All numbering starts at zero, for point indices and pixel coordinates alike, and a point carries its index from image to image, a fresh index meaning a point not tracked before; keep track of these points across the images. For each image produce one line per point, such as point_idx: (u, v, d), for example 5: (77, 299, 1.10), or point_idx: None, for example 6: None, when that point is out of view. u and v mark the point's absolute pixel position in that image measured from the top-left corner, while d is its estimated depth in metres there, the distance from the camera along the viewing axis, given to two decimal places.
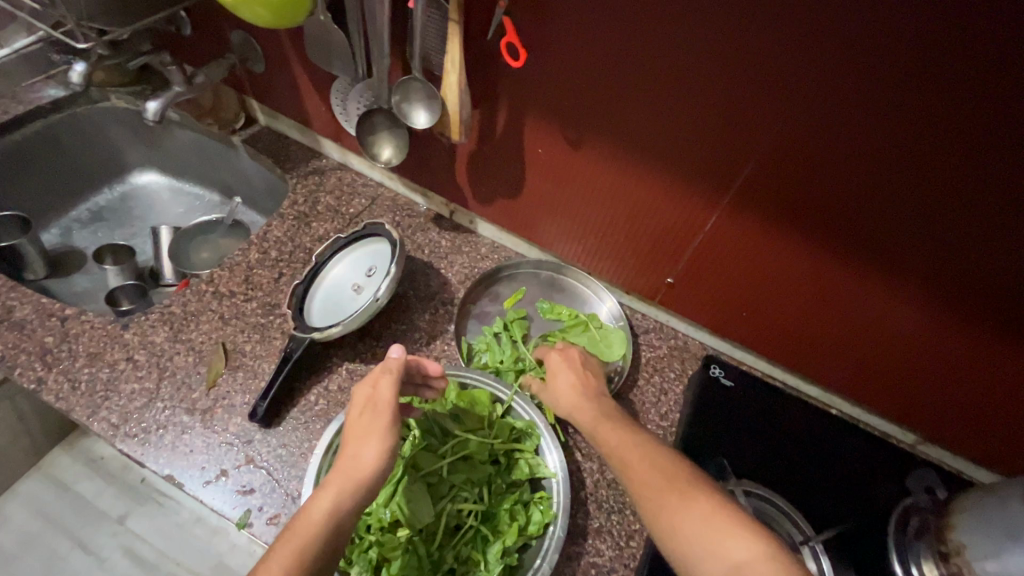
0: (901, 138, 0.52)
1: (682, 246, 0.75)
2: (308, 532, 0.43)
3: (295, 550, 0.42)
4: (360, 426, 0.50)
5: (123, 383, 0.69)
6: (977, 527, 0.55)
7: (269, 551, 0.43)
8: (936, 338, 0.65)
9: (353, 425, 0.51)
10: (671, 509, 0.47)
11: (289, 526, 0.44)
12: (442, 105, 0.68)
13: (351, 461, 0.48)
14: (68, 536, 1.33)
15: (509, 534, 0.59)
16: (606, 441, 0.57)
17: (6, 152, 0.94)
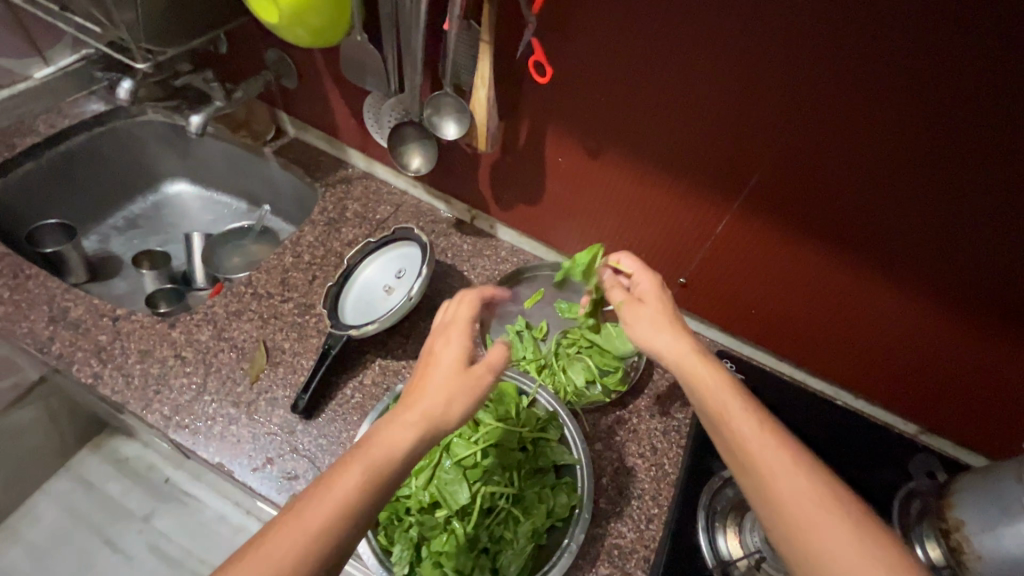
0: (902, 144, 0.57)
1: (695, 247, 0.80)
2: (386, 465, 0.45)
3: (373, 475, 0.45)
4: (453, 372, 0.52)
5: (172, 378, 0.74)
6: (977, 504, 0.59)
7: (346, 464, 0.45)
8: (939, 332, 0.69)
9: (457, 373, 0.52)
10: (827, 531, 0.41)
11: (368, 446, 0.46)
12: (472, 118, 0.73)
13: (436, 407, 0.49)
14: (97, 534, 1.38)
15: (538, 516, 0.63)
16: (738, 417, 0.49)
17: (51, 163, 1.00)
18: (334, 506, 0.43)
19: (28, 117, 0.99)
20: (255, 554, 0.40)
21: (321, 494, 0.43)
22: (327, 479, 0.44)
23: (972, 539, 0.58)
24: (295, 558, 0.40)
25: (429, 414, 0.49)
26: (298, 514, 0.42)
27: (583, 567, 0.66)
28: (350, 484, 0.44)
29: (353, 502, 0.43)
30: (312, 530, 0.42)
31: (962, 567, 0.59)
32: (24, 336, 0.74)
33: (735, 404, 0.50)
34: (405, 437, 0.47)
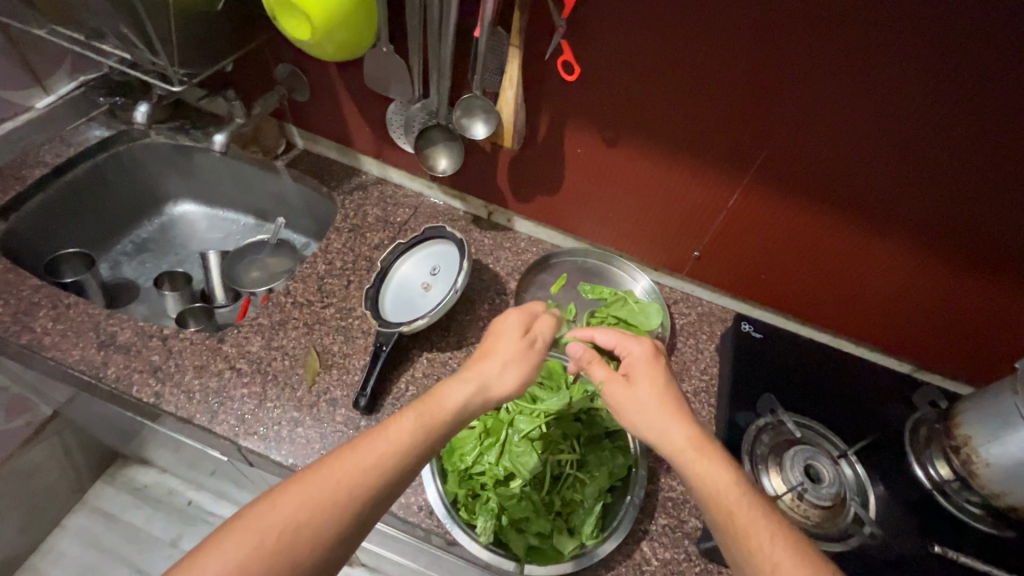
0: (896, 112, 0.66)
1: (708, 223, 0.87)
2: (436, 417, 0.53)
3: (423, 424, 0.52)
4: (511, 342, 0.61)
5: (233, 389, 0.76)
6: (977, 420, 0.68)
7: (401, 412, 0.53)
8: (928, 279, 0.79)
9: (514, 344, 0.61)
10: None
11: (425, 400, 0.54)
12: (499, 117, 0.79)
13: (490, 372, 0.58)
14: (125, 564, 1.35)
15: (602, 477, 0.69)
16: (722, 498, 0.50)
17: (62, 192, 0.99)
18: (385, 447, 0.49)
19: (33, 149, 0.98)
20: (311, 475, 0.47)
21: (376, 434, 0.51)
22: (383, 423, 0.51)
23: (980, 449, 0.67)
24: (345, 485, 0.47)
25: (483, 379, 0.57)
26: (353, 451, 0.49)
27: (643, 520, 0.72)
28: (403, 424, 0.51)
29: (400, 447, 0.50)
30: (363, 465, 0.48)
31: (973, 475, 0.69)
32: (78, 364, 0.75)
33: (748, 514, 0.49)
34: (463, 393, 0.56)
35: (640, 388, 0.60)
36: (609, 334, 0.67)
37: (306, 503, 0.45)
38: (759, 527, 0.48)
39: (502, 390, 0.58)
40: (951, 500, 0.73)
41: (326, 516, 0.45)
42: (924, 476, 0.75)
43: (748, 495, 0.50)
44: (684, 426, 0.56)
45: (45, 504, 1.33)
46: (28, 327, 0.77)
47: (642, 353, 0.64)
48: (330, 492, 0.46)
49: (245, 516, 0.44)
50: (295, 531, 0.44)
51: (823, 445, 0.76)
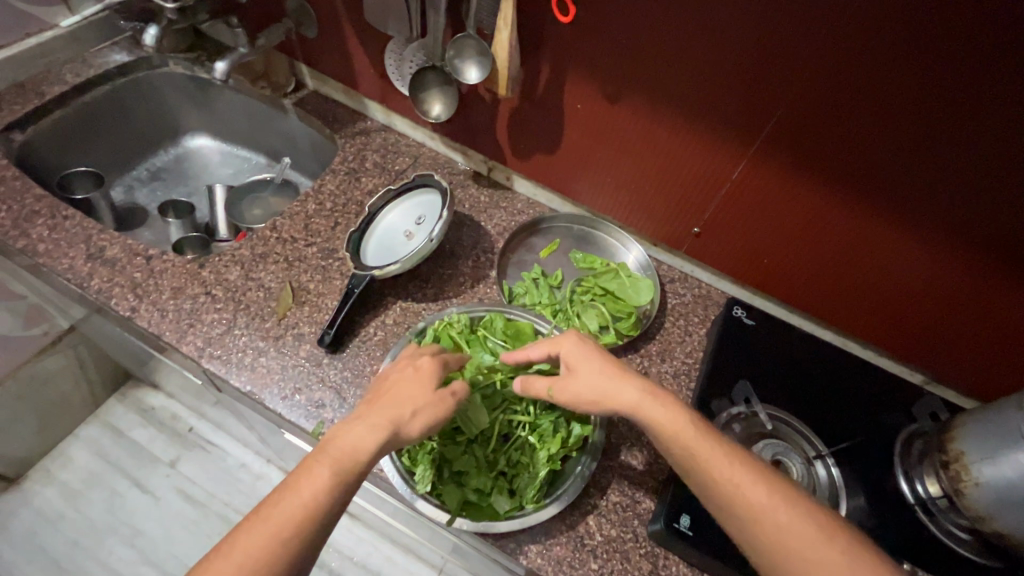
0: (921, 84, 0.59)
1: (710, 196, 0.81)
2: (351, 467, 0.51)
3: (338, 472, 0.51)
4: (423, 390, 0.58)
5: (204, 313, 0.77)
6: (974, 434, 0.61)
7: (312, 466, 0.51)
8: (946, 280, 0.72)
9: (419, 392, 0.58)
10: (768, 520, 0.49)
11: (337, 449, 0.52)
12: (493, 61, 0.75)
13: (399, 413, 0.56)
14: (126, 476, 1.44)
15: (553, 443, 0.66)
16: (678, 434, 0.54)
17: (79, 113, 1.02)
18: (299, 507, 0.48)
19: (55, 67, 1.01)
20: (225, 551, 0.46)
21: (288, 494, 0.49)
22: (296, 479, 0.50)
23: (971, 466, 0.61)
24: (258, 555, 0.45)
25: (393, 421, 0.55)
26: (267, 516, 0.47)
27: (593, 494, 0.69)
28: (317, 478, 0.50)
29: (312, 505, 0.48)
30: (279, 529, 0.47)
31: (959, 494, 0.62)
32: (65, 272, 0.78)
33: (711, 449, 0.53)
34: (374, 439, 0.53)
35: (586, 373, 0.59)
36: (539, 347, 0.63)
37: None
38: (723, 459, 0.52)
39: (415, 434, 0.56)
40: (934, 519, 0.67)
41: None
42: (908, 491, 0.69)
43: (707, 432, 0.54)
44: (631, 381, 0.58)
45: (60, 412, 1.42)
46: (25, 233, 0.80)
47: (574, 346, 0.61)
48: (238, 569, 0.44)
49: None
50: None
51: (799, 444, 0.71)
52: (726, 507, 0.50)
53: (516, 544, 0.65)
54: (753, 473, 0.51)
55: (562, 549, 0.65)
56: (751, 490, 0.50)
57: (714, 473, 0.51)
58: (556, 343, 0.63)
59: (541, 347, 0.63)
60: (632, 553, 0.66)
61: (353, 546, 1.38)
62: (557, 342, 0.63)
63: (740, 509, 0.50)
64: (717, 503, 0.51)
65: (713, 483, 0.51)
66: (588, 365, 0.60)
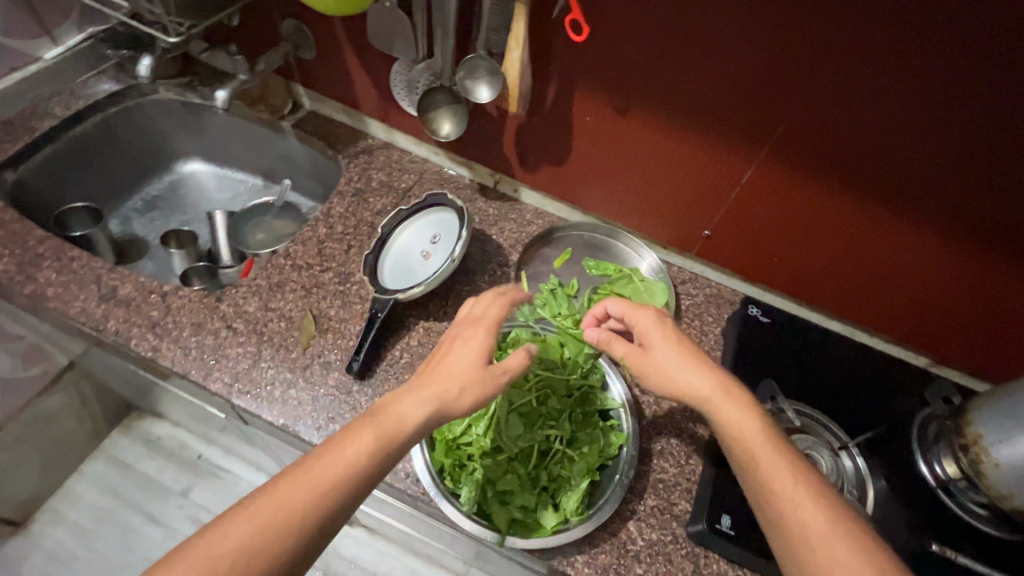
0: (926, 89, 0.61)
1: (720, 200, 0.83)
2: (392, 436, 0.51)
3: (381, 440, 0.51)
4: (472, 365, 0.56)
5: (228, 348, 0.76)
6: (991, 418, 0.65)
7: (359, 427, 0.51)
8: (949, 269, 0.75)
9: (468, 367, 0.56)
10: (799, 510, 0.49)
11: (383, 415, 0.52)
12: (505, 80, 0.76)
13: (449, 389, 0.54)
14: (138, 510, 1.41)
15: (591, 455, 0.68)
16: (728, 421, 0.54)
17: (71, 146, 0.99)
18: (340, 465, 0.49)
19: (42, 100, 0.98)
20: (267, 497, 0.47)
21: (331, 450, 0.50)
22: (339, 438, 0.50)
23: (989, 448, 0.64)
24: (296, 510, 0.46)
25: (441, 397, 0.54)
26: (309, 468, 0.48)
27: (631, 500, 0.71)
28: (362, 440, 0.50)
29: (353, 471, 0.49)
30: (320, 483, 0.48)
31: (980, 475, 0.65)
32: (79, 315, 0.76)
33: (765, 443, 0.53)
34: (421, 412, 0.53)
35: (656, 351, 0.58)
36: (618, 304, 0.64)
37: (255, 530, 0.45)
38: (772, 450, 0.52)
39: (460, 412, 0.55)
40: (954, 498, 0.70)
41: (280, 539, 0.45)
42: (928, 474, 0.72)
43: (771, 436, 0.53)
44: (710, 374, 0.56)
45: (64, 450, 1.38)
46: (32, 277, 0.78)
47: (648, 321, 0.61)
48: (278, 516, 0.46)
49: (195, 546, 0.44)
50: (247, 555, 0.44)
51: (824, 436, 0.73)
52: (761, 498, 0.51)
53: (562, 556, 0.66)
54: (814, 501, 0.49)
55: (606, 557, 0.67)
56: (789, 491, 0.50)
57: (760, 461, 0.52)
58: (626, 313, 0.63)
59: (621, 310, 0.63)
60: (674, 555, 0.68)
61: (376, 560, 1.39)
62: (631, 309, 0.63)
63: (772, 504, 0.50)
64: (765, 511, 0.50)
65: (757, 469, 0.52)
66: (665, 343, 0.59)
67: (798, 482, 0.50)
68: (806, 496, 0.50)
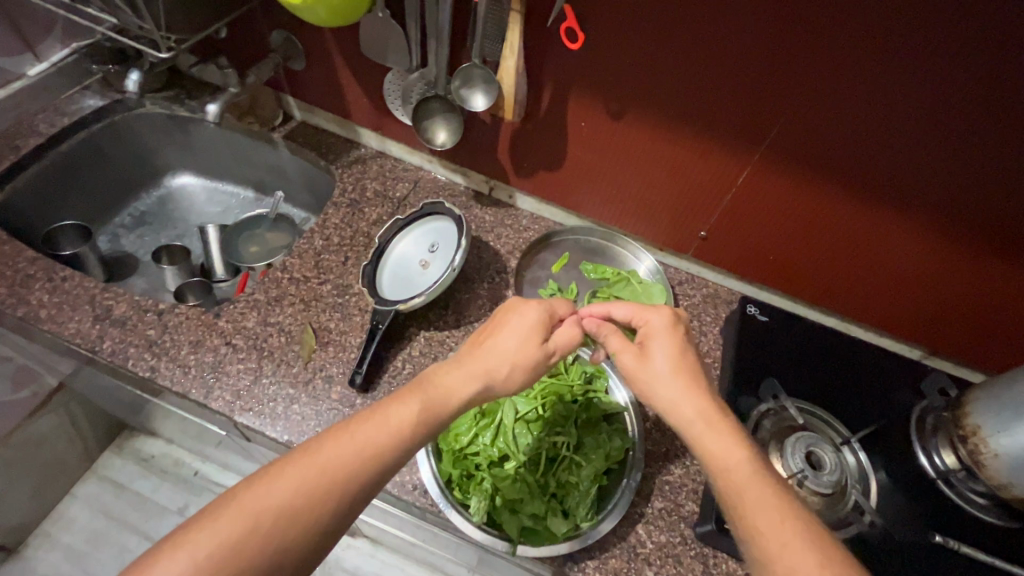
0: (916, 90, 0.62)
1: (716, 201, 0.84)
2: (441, 405, 0.52)
3: (426, 410, 0.51)
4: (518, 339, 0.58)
5: (228, 365, 0.76)
6: (988, 409, 0.66)
7: (405, 397, 0.51)
8: (941, 263, 0.77)
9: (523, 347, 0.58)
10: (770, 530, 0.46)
11: (429, 387, 0.53)
12: (499, 88, 0.78)
13: (498, 367, 0.56)
14: (134, 531, 1.38)
15: (598, 459, 0.68)
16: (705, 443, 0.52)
17: (57, 164, 0.97)
18: (386, 432, 0.49)
19: (26, 118, 0.97)
20: (309, 457, 0.46)
21: (375, 417, 0.49)
22: (384, 405, 0.50)
23: (989, 439, 0.65)
24: (342, 467, 0.46)
25: (490, 373, 0.56)
26: (352, 432, 0.48)
27: (639, 503, 0.71)
28: (410, 406, 0.51)
29: (399, 433, 0.49)
30: (363, 448, 0.47)
31: (980, 465, 0.67)
32: (74, 337, 0.75)
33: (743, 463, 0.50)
34: (468, 387, 0.54)
35: (656, 361, 0.57)
36: (626, 307, 0.64)
37: (297, 490, 0.44)
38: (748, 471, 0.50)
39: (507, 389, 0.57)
40: (955, 489, 0.71)
41: (321, 501, 0.45)
42: (928, 465, 0.72)
43: (761, 473, 0.50)
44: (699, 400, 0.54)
45: (56, 472, 1.35)
46: (24, 299, 0.77)
47: (658, 323, 0.60)
48: (322, 476, 0.45)
49: (239, 499, 0.43)
50: (287, 515, 0.43)
51: (826, 432, 0.75)
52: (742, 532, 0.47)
53: (573, 562, 0.66)
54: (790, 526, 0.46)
55: (617, 561, 0.67)
56: (778, 535, 0.45)
57: (734, 483, 0.49)
58: (636, 313, 0.63)
59: (630, 312, 0.63)
60: (684, 557, 0.68)
61: (379, 571, 1.38)
62: (642, 313, 0.62)
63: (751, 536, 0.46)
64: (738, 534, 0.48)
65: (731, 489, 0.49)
66: (666, 353, 0.58)
67: (780, 517, 0.46)
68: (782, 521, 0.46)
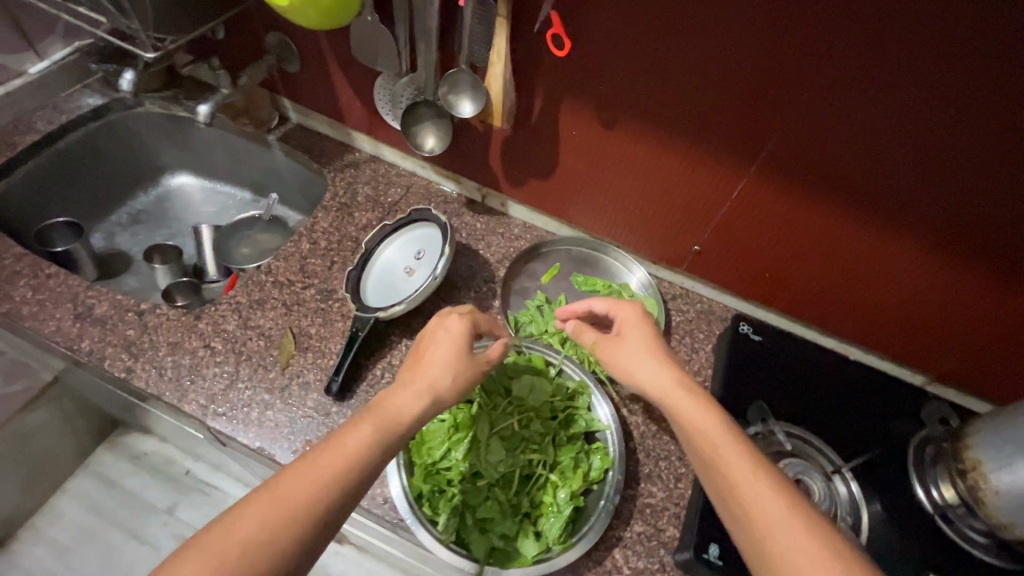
0: (915, 107, 0.60)
1: (710, 214, 0.82)
2: (393, 426, 0.53)
3: (380, 431, 0.52)
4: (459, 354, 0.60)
5: (204, 368, 0.75)
6: (990, 443, 0.62)
7: (357, 423, 0.52)
8: (943, 286, 0.74)
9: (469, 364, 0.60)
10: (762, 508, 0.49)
11: (379, 409, 0.54)
12: (487, 94, 0.76)
13: (443, 379, 0.58)
14: (122, 528, 1.38)
15: (575, 479, 0.66)
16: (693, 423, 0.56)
17: (53, 161, 0.98)
18: (344, 457, 0.49)
19: (25, 115, 0.97)
20: (268, 493, 0.46)
21: (331, 446, 0.50)
22: (339, 433, 0.51)
23: (989, 475, 0.62)
24: (305, 497, 0.46)
25: (435, 386, 0.57)
26: (309, 463, 0.48)
27: (618, 526, 0.69)
28: (361, 432, 0.51)
29: (352, 461, 0.49)
30: (322, 477, 0.48)
31: (980, 502, 0.63)
32: (53, 335, 0.74)
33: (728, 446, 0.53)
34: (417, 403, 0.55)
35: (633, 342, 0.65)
36: (603, 303, 0.71)
37: (260, 525, 0.44)
38: (733, 451, 0.53)
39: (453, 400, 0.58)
40: (953, 524, 0.68)
41: (286, 533, 0.44)
42: (926, 498, 0.70)
43: (752, 461, 0.52)
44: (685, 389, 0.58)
45: (47, 466, 1.36)
46: (8, 295, 0.77)
47: (631, 312, 0.68)
48: (284, 508, 0.45)
49: (201, 543, 0.43)
50: (255, 551, 0.43)
51: (817, 459, 0.72)
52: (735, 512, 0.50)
53: None
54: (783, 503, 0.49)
55: None
56: (762, 500, 0.49)
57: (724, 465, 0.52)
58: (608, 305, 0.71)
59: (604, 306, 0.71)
60: None
61: None
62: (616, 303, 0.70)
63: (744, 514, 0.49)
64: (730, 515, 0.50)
65: (721, 470, 0.52)
66: (638, 337, 0.65)
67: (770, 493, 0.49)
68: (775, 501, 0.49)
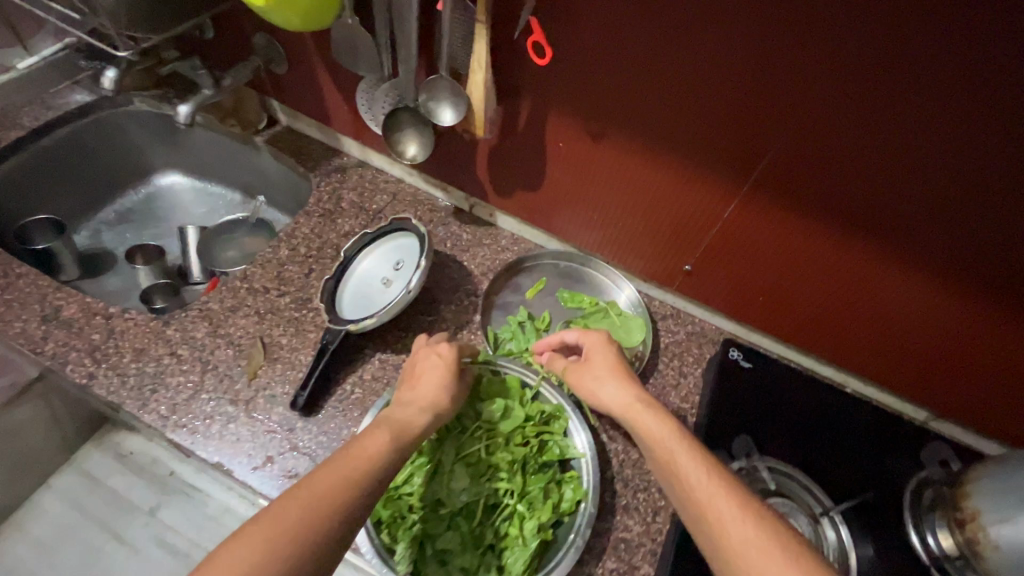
0: (916, 129, 0.56)
1: (700, 233, 0.78)
2: (408, 433, 0.55)
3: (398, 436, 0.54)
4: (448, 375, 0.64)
5: (168, 376, 0.72)
6: (991, 493, 0.58)
7: (372, 432, 0.53)
8: (946, 319, 0.69)
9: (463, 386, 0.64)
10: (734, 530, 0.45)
11: (391, 421, 0.56)
12: (468, 102, 0.73)
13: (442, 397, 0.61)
14: (104, 529, 1.36)
15: (543, 511, 0.62)
16: (662, 448, 0.54)
17: (38, 158, 0.97)
18: (369, 457, 0.50)
19: (12, 110, 0.97)
20: (300, 491, 0.45)
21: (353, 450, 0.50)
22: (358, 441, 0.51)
23: (988, 527, 0.57)
24: (336, 492, 0.46)
25: (437, 404, 0.60)
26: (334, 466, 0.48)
27: (588, 561, 0.65)
28: (380, 439, 0.52)
29: (375, 459, 0.50)
30: (350, 473, 0.48)
31: (977, 557, 0.58)
32: (18, 337, 0.73)
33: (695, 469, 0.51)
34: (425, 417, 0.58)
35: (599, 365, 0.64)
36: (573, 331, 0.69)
37: (302, 518, 0.43)
38: (701, 473, 0.50)
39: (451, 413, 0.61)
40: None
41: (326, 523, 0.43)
42: (921, 546, 0.66)
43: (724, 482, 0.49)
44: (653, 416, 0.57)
45: (31, 462, 1.35)
46: None
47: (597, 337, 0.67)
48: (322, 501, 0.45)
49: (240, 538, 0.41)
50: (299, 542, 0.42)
51: (804, 499, 0.68)
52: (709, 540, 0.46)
53: None
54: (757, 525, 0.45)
55: None
56: (736, 524, 0.46)
57: (692, 489, 0.49)
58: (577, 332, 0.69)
59: (575, 333, 0.69)
60: None
61: None
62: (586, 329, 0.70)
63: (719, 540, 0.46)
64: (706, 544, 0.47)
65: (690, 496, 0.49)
66: (605, 359, 0.64)
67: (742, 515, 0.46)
68: (750, 524, 0.46)
